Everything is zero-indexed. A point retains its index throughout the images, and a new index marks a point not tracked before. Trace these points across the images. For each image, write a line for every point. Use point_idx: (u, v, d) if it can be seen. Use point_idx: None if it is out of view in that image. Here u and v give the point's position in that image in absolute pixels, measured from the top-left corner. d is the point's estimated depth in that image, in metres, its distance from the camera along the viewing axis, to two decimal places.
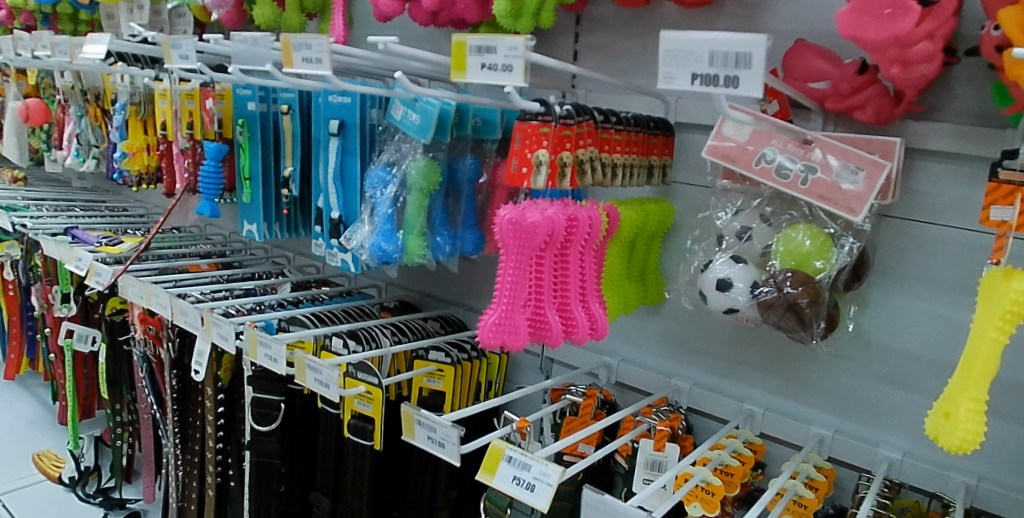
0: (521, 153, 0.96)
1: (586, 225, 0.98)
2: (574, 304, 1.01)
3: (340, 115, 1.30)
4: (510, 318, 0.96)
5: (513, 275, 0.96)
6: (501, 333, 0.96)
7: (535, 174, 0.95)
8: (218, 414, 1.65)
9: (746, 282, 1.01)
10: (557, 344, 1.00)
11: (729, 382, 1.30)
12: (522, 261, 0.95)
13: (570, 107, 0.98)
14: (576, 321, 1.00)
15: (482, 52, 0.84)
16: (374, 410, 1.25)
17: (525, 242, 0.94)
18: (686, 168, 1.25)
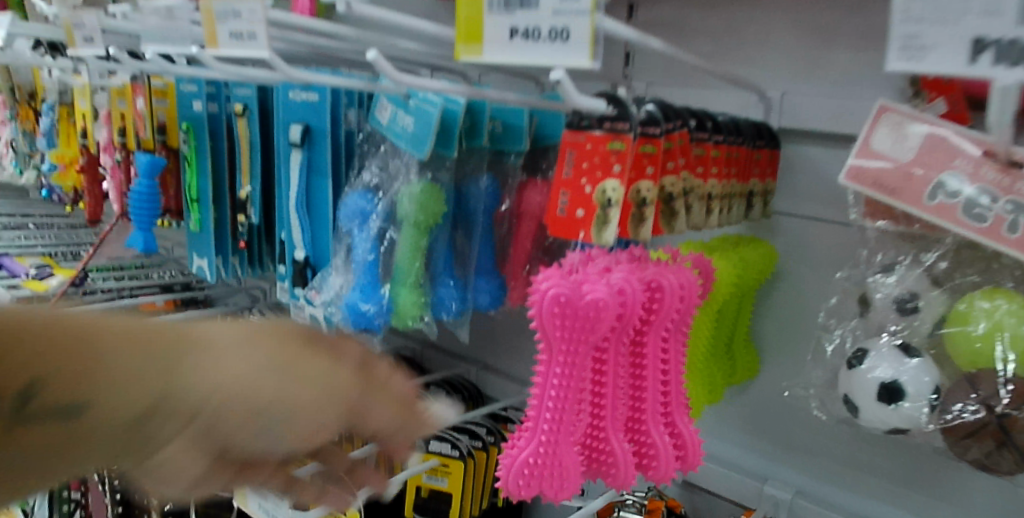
0: (574, 183, 0.65)
1: (674, 300, 0.61)
2: (652, 422, 0.64)
3: (304, 118, 0.93)
4: (555, 455, 0.60)
5: (558, 386, 0.60)
6: (539, 478, 0.61)
7: (598, 220, 0.64)
8: (165, 499, 1.29)
9: (925, 389, 0.63)
10: (626, 485, 0.64)
11: (847, 495, 0.90)
12: (573, 363, 0.59)
13: (654, 109, 0.66)
14: (653, 447, 0.64)
15: (514, 9, 0.52)
16: None
17: (579, 335, 0.58)
18: (791, 194, 0.88)
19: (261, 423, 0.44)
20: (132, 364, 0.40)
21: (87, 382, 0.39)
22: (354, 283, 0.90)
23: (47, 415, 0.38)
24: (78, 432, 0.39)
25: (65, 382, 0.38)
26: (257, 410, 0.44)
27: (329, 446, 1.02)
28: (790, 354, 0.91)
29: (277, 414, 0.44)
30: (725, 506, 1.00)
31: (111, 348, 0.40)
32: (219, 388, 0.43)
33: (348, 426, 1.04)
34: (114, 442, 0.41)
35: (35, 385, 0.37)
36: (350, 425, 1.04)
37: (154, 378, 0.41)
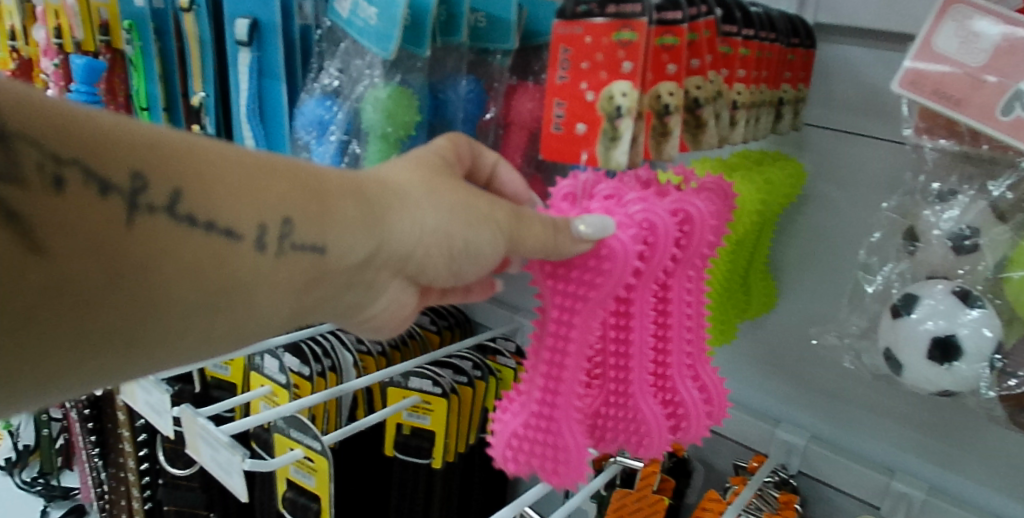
0: (574, 89, 0.54)
1: (704, 232, 0.53)
2: (678, 379, 0.57)
3: (251, 10, 0.78)
4: (554, 430, 0.53)
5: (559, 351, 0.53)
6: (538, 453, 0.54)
7: (605, 133, 0.53)
8: (137, 428, 1.23)
9: (987, 347, 0.52)
10: (651, 453, 0.57)
11: (864, 442, 0.82)
12: (577, 326, 0.52)
13: None
14: (683, 406, 0.57)
15: None
16: (319, 486, 0.80)
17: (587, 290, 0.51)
18: (825, 102, 0.75)
19: (455, 254, 0.51)
20: (335, 200, 0.45)
21: (301, 215, 0.43)
22: None
23: (200, 229, 0.39)
24: (305, 264, 0.44)
25: (286, 216, 0.43)
26: (444, 241, 0.50)
27: (299, 381, 0.94)
28: (809, 288, 0.81)
29: (462, 249, 0.51)
30: (731, 448, 0.92)
31: (312, 185, 0.44)
32: (407, 226, 0.49)
33: (320, 360, 0.95)
34: (326, 275, 0.46)
35: (180, 193, 0.39)
36: (322, 359, 0.95)
37: (351, 216, 0.46)
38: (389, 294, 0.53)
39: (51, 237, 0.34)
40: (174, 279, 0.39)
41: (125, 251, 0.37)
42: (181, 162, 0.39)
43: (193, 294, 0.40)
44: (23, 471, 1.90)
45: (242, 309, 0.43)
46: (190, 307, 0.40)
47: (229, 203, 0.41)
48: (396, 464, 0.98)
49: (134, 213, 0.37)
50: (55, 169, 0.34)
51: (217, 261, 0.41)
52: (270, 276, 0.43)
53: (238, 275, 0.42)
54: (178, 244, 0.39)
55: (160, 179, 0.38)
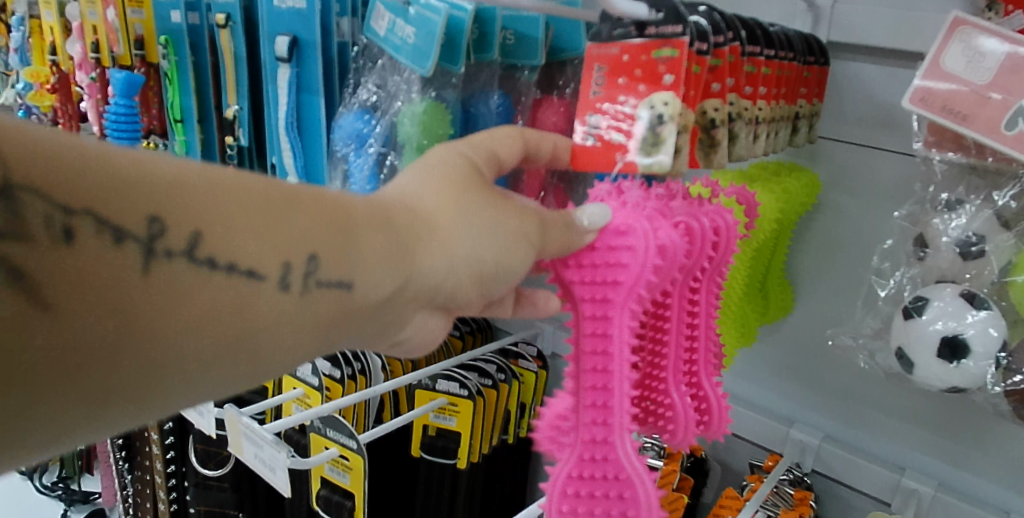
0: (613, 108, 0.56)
1: (706, 245, 0.53)
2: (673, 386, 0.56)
3: (291, 29, 0.82)
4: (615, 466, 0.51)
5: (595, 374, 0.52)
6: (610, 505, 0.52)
7: (645, 142, 0.55)
8: (165, 432, 1.27)
9: (994, 346, 0.56)
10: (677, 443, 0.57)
11: (876, 440, 0.85)
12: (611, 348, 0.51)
13: (703, 18, 0.57)
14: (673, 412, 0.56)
15: None
16: (353, 483, 0.83)
17: (609, 300, 0.51)
18: (837, 116, 0.79)
19: (488, 273, 0.48)
20: (360, 229, 0.43)
21: (327, 247, 0.40)
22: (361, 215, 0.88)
23: (220, 273, 0.36)
24: (330, 302, 0.41)
25: (312, 251, 0.40)
26: (477, 263, 0.48)
27: (330, 384, 0.97)
28: (823, 292, 0.85)
29: (494, 270, 0.48)
30: (747, 448, 0.95)
31: (337, 214, 0.41)
32: (437, 244, 0.46)
33: (350, 363, 0.98)
34: (359, 310, 0.43)
35: (199, 236, 0.36)
36: (351, 362, 0.98)
37: (379, 243, 0.43)
38: (418, 321, 0.51)
39: (60, 294, 0.31)
40: (195, 339, 0.35)
41: (140, 303, 0.33)
42: (198, 198, 0.36)
43: (222, 351, 0.37)
44: (42, 475, 1.94)
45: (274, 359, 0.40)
46: (215, 362, 0.37)
47: (249, 240, 0.37)
48: (421, 465, 1.02)
49: (150, 260, 0.34)
50: (62, 221, 0.31)
51: (246, 307, 0.37)
52: (294, 316, 0.40)
53: (263, 320, 0.39)
54: (200, 293, 0.36)
55: (177, 222, 0.35)
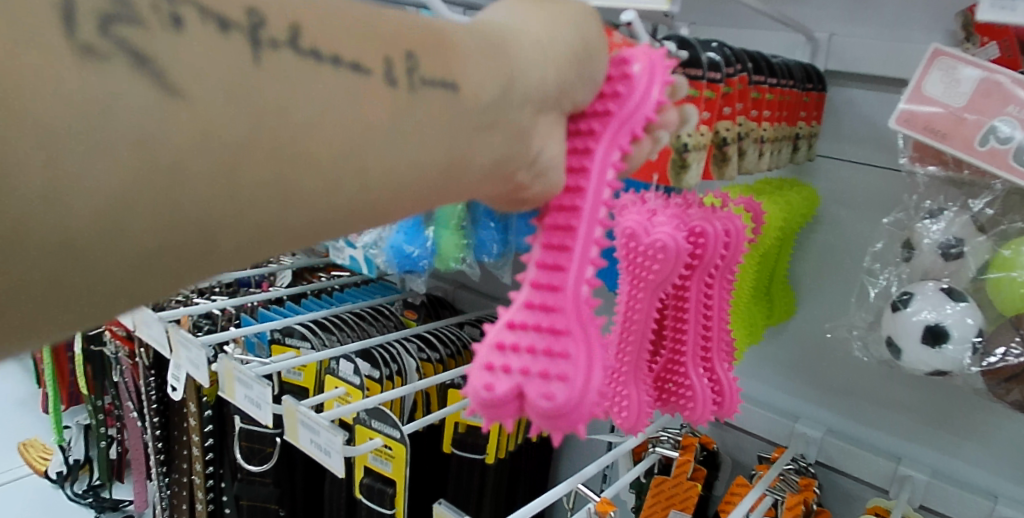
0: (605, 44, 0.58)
1: (718, 245, 0.61)
2: (691, 365, 0.65)
3: None
4: (565, 318, 0.43)
5: (562, 223, 0.45)
6: (533, 366, 0.42)
7: None
8: (205, 434, 1.35)
9: (971, 333, 0.64)
10: (695, 420, 0.65)
11: (875, 432, 0.93)
12: (582, 184, 0.45)
13: (718, 54, 0.66)
14: (692, 390, 0.65)
15: None
16: (395, 471, 0.91)
17: (595, 133, 0.45)
18: (835, 136, 0.88)
19: (585, 62, 0.43)
20: (459, 41, 0.40)
21: (420, 46, 0.38)
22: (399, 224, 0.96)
23: (326, 64, 0.34)
24: (433, 98, 0.38)
25: (407, 49, 0.37)
26: (575, 49, 0.43)
27: (370, 384, 1.05)
28: (825, 296, 0.93)
29: (586, 77, 0.44)
30: (755, 444, 1.03)
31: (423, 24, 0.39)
32: (531, 38, 0.42)
33: (388, 365, 1.06)
34: (472, 117, 0.39)
35: (298, 29, 0.34)
36: (389, 364, 1.06)
37: (468, 45, 0.40)
38: (545, 143, 0.43)
39: (185, 78, 0.30)
40: (307, 124, 0.33)
41: (259, 87, 0.32)
42: (289, 1, 0.35)
43: (333, 129, 0.34)
44: (73, 483, 2.04)
45: (393, 157, 0.36)
46: (344, 147, 0.34)
47: (345, 37, 0.35)
48: (453, 459, 1.10)
49: (259, 49, 0.32)
50: (170, 9, 0.31)
51: (350, 101, 0.35)
52: (404, 123, 0.37)
53: (375, 117, 0.36)
54: (305, 83, 0.33)
55: (276, 14, 0.34)
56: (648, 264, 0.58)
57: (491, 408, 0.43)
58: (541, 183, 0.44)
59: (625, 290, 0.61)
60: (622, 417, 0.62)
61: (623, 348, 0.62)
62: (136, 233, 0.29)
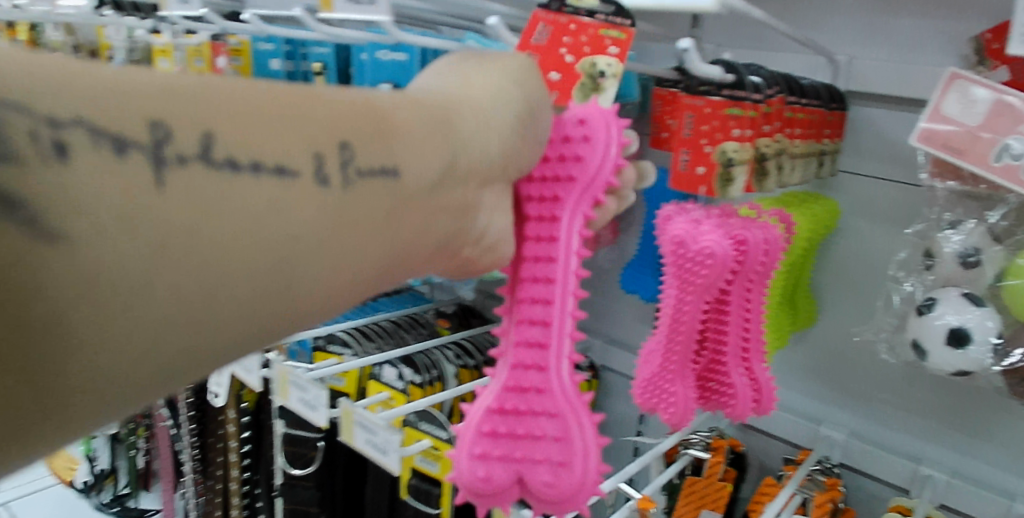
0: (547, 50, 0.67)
1: (757, 252, 0.67)
2: (731, 364, 0.70)
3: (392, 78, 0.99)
4: (553, 407, 0.56)
5: (544, 310, 0.57)
6: (530, 454, 0.57)
7: (584, 87, 0.65)
8: (243, 440, 1.40)
9: (992, 335, 0.70)
10: (736, 417, 0.71)
11: (896, 434, 0.98)
12: (555, 256, 0.56)
13: (761, 80, 0.72)
14: (734, 388, 0.70)
15: None
16: (442, 470, 0.96)
17: (559, 201, 0.56)
18: (855, 152, 0.94)
19: (530, 125, 0.54)
20: (399, 126, 0.50)
21: (354, 135, 0.47)
22: None
23: (223, 169, 0.41)
24: (376, 187, 0.48)
25: (340, 141, 0.46)
26: (518, 111, 0.54)
27: (413, 390, 1.09)
28: (847, 303, 0.98)
29: (533, 142, 0.55)
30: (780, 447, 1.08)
31: (364, 109, 0.48)
32: (473, 121, 0.53)
33: (429, 371, 1.12)
34: (411, 194, 0.49)
35: (209, 138, 0.42)
36: (430, 370, 1.12)
37: (411, 128, 0.50)
38: (496, 215, 0.55)
39: (63, 217, 0.36)
40: (196, 239, 0.39)
41: (157, 205, 0.39)
42: (213, 106, 0.42)
43: (287, 219, 0.43)
44: (101, 493, 2.08)
45: (347, 240, 0.46)
46: (293, 238, 0.44)
47: (267, 141, 0.43)
48: None
49: (162, 166, 0.39)
50: (51, 135, 0.36)
51: (278, 200, 0.43)
52: (345, 207, 0.46)
53: (309, 212, 0.45)
54: (230, 191, 0.41)
55: (187, 126, 0.41)
56: (696, 267, 0.64)
57: (490, 493, 0.57)
58: (488, 252, 0.56)
59: (673, 294, 0.66)
60: (670, 411, 0.69)
61: (672, 346, 0.67)
62: (80, 327, 0.36)
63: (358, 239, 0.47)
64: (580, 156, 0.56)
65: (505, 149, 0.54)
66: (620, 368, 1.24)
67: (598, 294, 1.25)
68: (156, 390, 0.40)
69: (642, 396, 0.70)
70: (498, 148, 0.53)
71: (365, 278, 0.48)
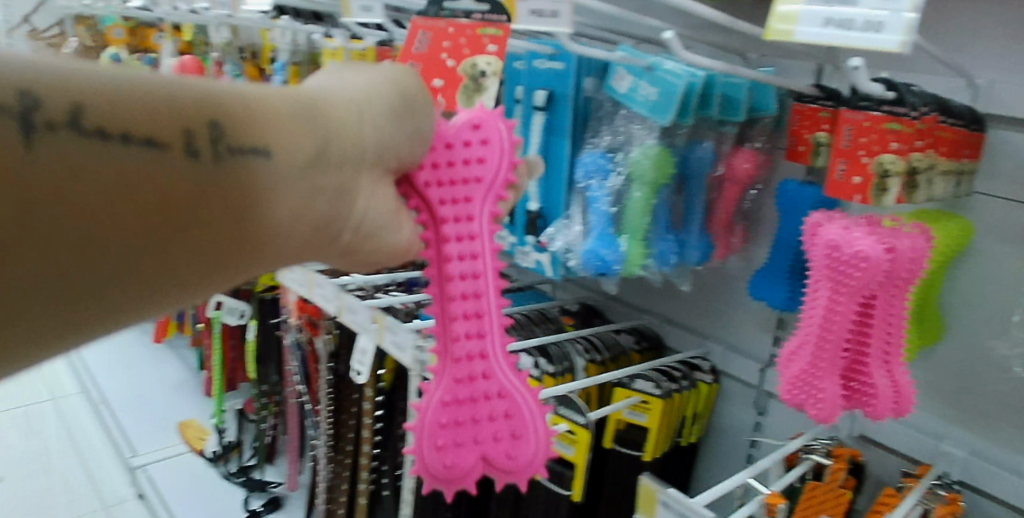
0: (428, 53, 0.82)
1: (905, 261, 0.78)
2: (874, 364, 0.81)
3: (548, 85, 1.10)
4: (498, 387, 0.69)
5: (474, 302, 0.70)
6: (486, 434, 0.69)
7: (467, 88, 0.81)
8: (375, 418, 1.51)
9: None
10: (875, 414, 0.82)
11: (1019, 456, 0.99)
12: (477, 251, 0.70)
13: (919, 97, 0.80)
14: (875, 387, 0.81)
15: (832, 23, 0.68)
16: (576, 454, 1.07)
17: (473, 200, 0.71)
18: (993, 174, 0.96)
19: (408, 118, 0.68)
20: (259, 113, 0.63)
21: (224, 118, 0.61)
22: (591, 231, 1.05)
23: (117, 141, 0.54)
24: (244, 163, 0.61)
25: (206, 122, 0.60)
26: (394, 109, 0.68)
27: (546, 379, 1.19)
28: (976, 321, 1.00)
29: (414, 134, 0.69)
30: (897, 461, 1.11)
31: (213, 94, 0.62)
32: (347, 113, 0.67)
33: (560, 363, 1.21)
34: (277, 170, 0.63)
35: (74, 111, 0.54)
36: (562, 362, 1.21)
37: (286, 118, 0.64)
38: (367, 196, 0.68)
39: None
40: (96, 199, 0.54)
41: (24, 158, 0.51)
42: (73, 86, 0.55)
43: (130, 187, 0.55)
44: (227, 463, 2.24)
45: (224, 207, 0.60)
46: (129, 197, 0.55)
47: (139, 117, 0.56)
48: (612, 456, 1.21)
49: (33, 132, 0.52)
50: None
51: (152, 165, 0.56)
52: (201, 178, 0.59)
53: (182, 184, 0.58)
54: (105, 156, 0.54)
55: (55, 100, 0.53)
56: (850, 273, 0.78)
57: (455, 477, 0.69)
58: (380, 231, 0.70)
59: (827, 301, 0.80)
60: (818, 407, 0.81)
61: (823, 347, 0.81)
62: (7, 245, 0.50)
63: (216, 210, 0.60)
64: (483, 157, 0.71)
65: (377, 140, 0.68)
66: (738, 374, 1.28)
67: (721, 302, 1.30)
68: (100, 311, 0.56)
69: (791, 393, 0.83)
70: (371, 139, 0.67)
71: (235, 243, 0.62)
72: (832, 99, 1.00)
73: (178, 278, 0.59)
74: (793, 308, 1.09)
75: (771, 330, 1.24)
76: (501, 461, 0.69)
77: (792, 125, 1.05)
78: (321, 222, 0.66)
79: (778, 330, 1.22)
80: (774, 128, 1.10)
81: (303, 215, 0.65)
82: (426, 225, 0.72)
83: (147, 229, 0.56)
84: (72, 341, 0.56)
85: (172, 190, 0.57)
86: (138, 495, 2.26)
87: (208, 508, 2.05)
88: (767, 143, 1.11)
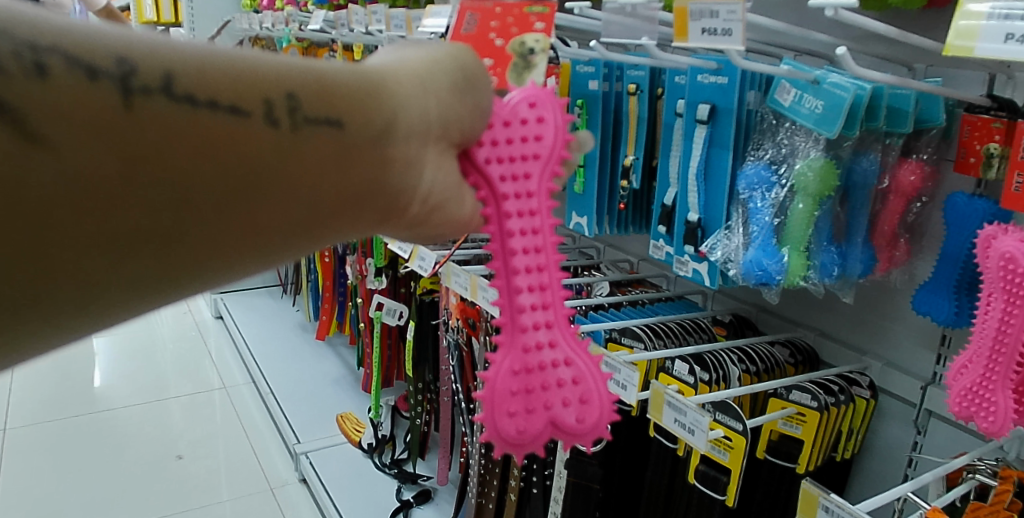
0: (473, 32, 1.11)
1: None
2: None
3: (711, 98, 1.16)
4: (564, 356, 0.72)
5: (538, 275, 0.74)
6: (556, 399, 0.71)
7: (518, 68, 1.02)
8: None
9: None
10: None
11: None
12: (538, 225, 0.74)
13: None
14: None
15: (1012, 39, 0.72)
16: (732, 460, 1.09)
17: (530, 176, 0.75)
18: None
19: (467, 91, 0.72)
20: (335, 86, 0.65)
21: (302, 89, 0.63)
22: (752, 241, 1.11)
23: (202, 107, 0.56)
24: (321, 133, 0.63)
25: (287, 95, 0.62)
26: (455, 83, 0.72)
27: (701, 385, 1.24)
28: None
29: (474, 108, 0.73)
30: None
31: (303, 71, 0.64)
32: (411, 86, 0.70)
33: (714, 371, 1.24)
34: (351, 141, 0.65)
35: (168, 78, 0.56)
36: (716, 369, 1.24)
37: (349, 91, 0.66)
38: (434, 169, 0.71)
39: (37, 122, 0.49)
40: (191, 164, 0.56)
41: (120, 122, 0.53)
42: (161, 56, 0.56)
43: (227, 153, 0.58)
44: (381, 455, 2.36)
45: (305, 175, 0.63)
46: (233, 169, 0.58)
47: (231, 87, 0.58)
48: (765, 466, 1.22)
49: (122, 95, 0.53)
50: (34, 60, 0.50)
51: (233, 131, 0.58)
52: (292, 145, 0.62)
53: (266, 145, 0.60)
54: (186, 119, 0.56)
55: (145, 68, 0.55)
56: (1021, 285, 0.79)
57: (525, 442, 0.72)
58: (433, 202, 0.71)
59: (998, 315, 0.81)
60: (988, 419, 0.83)
61: (994, 360, 0.82)
62: (112, 215, 0.53)
63: (302, 177, 0.63)
64: (540, 135, 0.76)
65: (439, 114, 0.71)
66: (899, 391, 1.25)
67: (881, 316, 1.28)
68: (187, 277, 0.59)
69: (961, 405, 0.86)
70: (434, 113, 0.70)
71: (321, 210, 0.64)
72: (1006, 110, 0.98)
73: (264, 242, 0.62)
74: (960, 323, 1.08)
75: (935, 348, 1.21)
76: (569, 422, 0.72)
77: (961, 137, 1.03)
78: (380, 193, 0.68)
79: (942, 348, 1.20)
80: (942, 139, 1.07)
81: (360, 182, 0.66)
82: (485, 201, 0.75)
83: (235, 194, 0.59)
84: (156, 297, 0.59)
85: (267, 161, 0.61)
86: (301, 480, 2.46)
87: (363, 494, 2.20)
88: (935, 154, 1.08)
